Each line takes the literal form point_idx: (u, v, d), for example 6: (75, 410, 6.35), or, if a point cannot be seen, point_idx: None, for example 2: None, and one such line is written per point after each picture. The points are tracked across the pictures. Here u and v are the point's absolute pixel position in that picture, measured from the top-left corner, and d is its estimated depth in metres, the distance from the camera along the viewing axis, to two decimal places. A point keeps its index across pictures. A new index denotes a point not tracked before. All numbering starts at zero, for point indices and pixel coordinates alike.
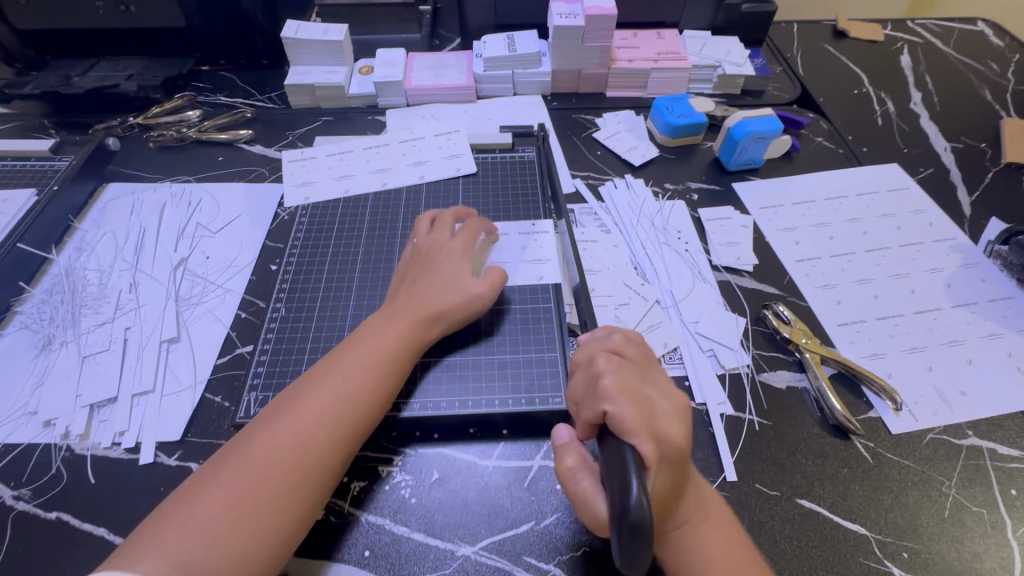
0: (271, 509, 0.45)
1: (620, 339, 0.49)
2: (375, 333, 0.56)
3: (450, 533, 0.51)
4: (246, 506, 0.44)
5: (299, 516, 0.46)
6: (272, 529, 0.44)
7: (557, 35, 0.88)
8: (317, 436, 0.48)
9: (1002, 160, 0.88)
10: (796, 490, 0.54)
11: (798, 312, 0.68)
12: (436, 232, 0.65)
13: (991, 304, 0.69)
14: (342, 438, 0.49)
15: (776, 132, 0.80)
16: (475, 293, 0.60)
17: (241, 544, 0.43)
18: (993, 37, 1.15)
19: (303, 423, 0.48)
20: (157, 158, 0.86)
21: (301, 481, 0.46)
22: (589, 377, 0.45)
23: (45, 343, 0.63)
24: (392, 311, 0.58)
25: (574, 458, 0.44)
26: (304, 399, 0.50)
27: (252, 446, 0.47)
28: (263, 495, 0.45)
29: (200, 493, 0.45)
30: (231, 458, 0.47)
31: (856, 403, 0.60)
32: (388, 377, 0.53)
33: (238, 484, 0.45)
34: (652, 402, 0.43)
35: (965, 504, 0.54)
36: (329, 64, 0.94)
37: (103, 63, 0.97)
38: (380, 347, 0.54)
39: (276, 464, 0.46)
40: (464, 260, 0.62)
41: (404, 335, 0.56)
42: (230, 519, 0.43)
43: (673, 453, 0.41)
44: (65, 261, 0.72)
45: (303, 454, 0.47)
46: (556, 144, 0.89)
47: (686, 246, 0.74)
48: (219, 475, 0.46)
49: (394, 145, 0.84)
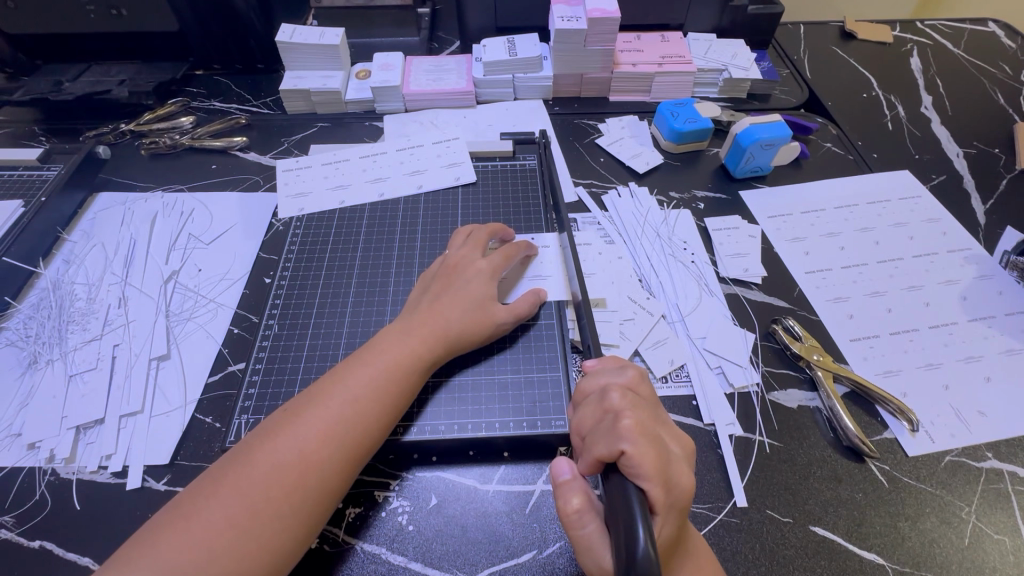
0: (267, 530, 0.42)
1: (634, 375, 0.47)
2: (389, 348, 0.53)
3: (449, 563, 0.49)
4: (243, 524, 0.42)
5: (294, 538, 0.43)
6: (267, 550, 0.42)
7: (558, 39, 0.86)
8: (321, 455, 0.46)
9: (1016, 167, 0.86)
10: (809, 516, 0.52)
11: (809, 327, 0.66)
12: (469, 248, 0.63)
13: (1008, 318, 0.66)
14: (346, 458, 0.47)
15: (784, 139, 0.77)
16: (500, 322, 0.59)
17: (234, 564, 0.41)
18: (1005, 39, 1.12)
19: (308, 440, 0.46)
20: (148, 166, 0.84)
21: (301, 501, 0.44)
22: (601, 412, 0.43)
23: (31, 361, 0.61)
24: (410, 325, 0.56)
25: (581, 500, 0.41)
26: (312, 413, 0.48)
27: (253, 460, 0.45)
28: (260, 514, 0.43)
29: (197, 506, 0.43)
30: (232, 470, 0.45)
31: (870, 423, 0.58)
32: (399, 397, 0.51)
33: (235, 501, 0.43)
34: (666, 445, 0.41)
35: (986, 531, 0.52)
36: (325, 69, 0.92)
37: (94, 68, 0.95)
38: (393, 364, 0.52)
39: (275, 481, 0.44)
40: (492, 283, 0.60)
41: (419, 352, 0.54)
42: (225, 536, 0.41)
43: (681, 501, 0.39)
44: (53, 274, 0.70)
45: (306, 472, 0.45)
46: (558, 151, 0.87)
47: (693, 258, 0.72)
48: (218, 487, 0.44)
49: (392, 152, 0.82)
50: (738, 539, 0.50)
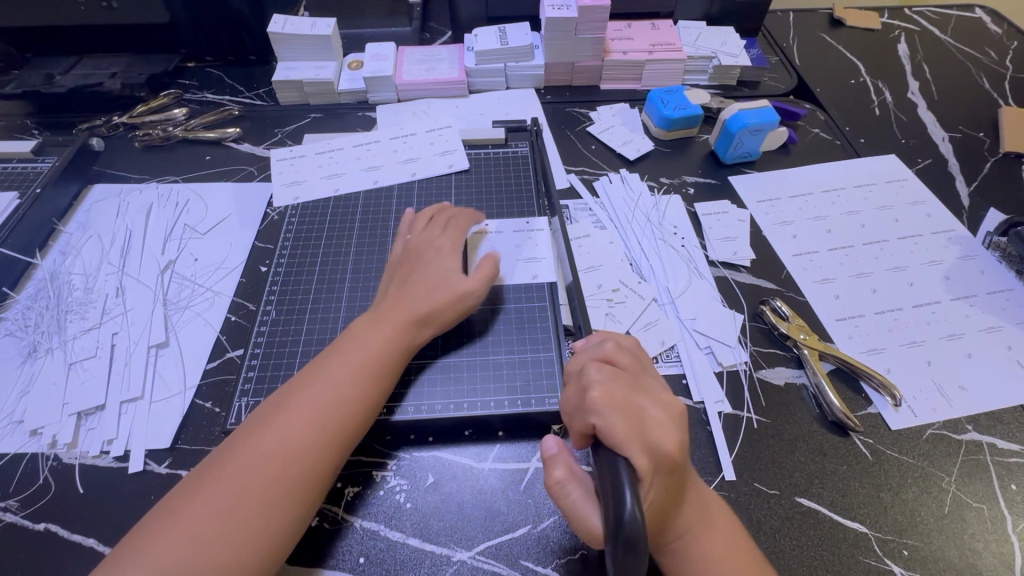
0: (260, 517, 0.44)
1: (613, 347, 0.48)
2: (363, 336, 0.55)
3: (446, 538, 0.50)
4: (237, 514, 0.43)
5: (290, 521, 0.45)
6: (265, 535, 0.43)
7: (550, 27, 0.86)
8: (306, 442, 0.47)
9: (1000, 150, 0.87)
10: (795, 489, 0.54)
11: (796, 307, 0.67)
12: (425, 232, 0.64)
13: (990, 297, 0.68)
14: (332, 443, 0.48)
15: (772, 124, 0.79)
16: (464, 290, 0.59)
17: (232, 550, 0.42)
18: (991, 24, 1.13)
19: (291, 430, 0.47)
20: (143, 158, 0.84)
21: (291, 486, 0.46)
22: (579, 389, 0.45)
23: (31, 350, 0.62)
24: (381, 313, 0.57)
25: (563, 470, 0.43)
26: (291, 404, 0.49)
27: (239, 455, 0.46)
28: (252, 502, 0.44)
29: (188, 503, 0.44)
30: (220, 465, 0.46)
31: (854, 399, 0.60)
32: (376, 379, 0.52)
33: (226, 493, 0.44)
34: (643, 411, 0.42)
35: (965, 500, 0.53)
36: (317, 59, 0.92)
37: (86, 61, 0.95)
38: (367, 349, 0.53)
39: (263, 471, 0.45)
40: (453, 260, 0.61)
41: (390, 335, 0.55)
42: (219, 526, 0.42)
43: (665, 464, 0.40)
44: (50, 265, 0.70)
45: (292, 458, 0.46)
46: (550, 139, 0.87)
47: (683, 242, 0.73)
48: (207, 483, 0.45)
49: (385, 141, 0.83)
50: None
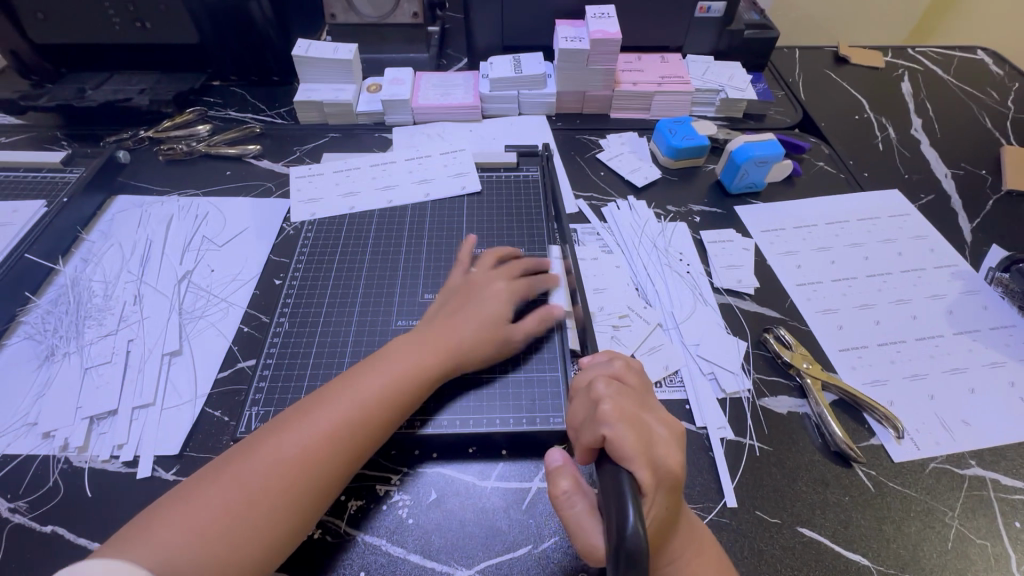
0: (262, 518, 0.44)
1: (622, 366, 0.50)
2: (402, 358, 0.56)
3: (447, 555, 0.51)
4: (239, 512, 0.44)
5: (286, 531, 0.45)
6: (262, 539, 0.44)
7: (562, 58, 0.90)
8: (322, 452, 0.48)
9: (1002, 188, 0.89)
10: (796, 518, 0.54)
11: (800, 336, 0.68)
12: (491, 272, 0.65)
13: (993, 332, 0.69)
14: (346, 456, 0.49)
15: (777, 156, 0.81)
16: (513, 339, 0.61)
17: (227, 548, 0.42)
18: (993, 66, 1.16)
19: (311, 436, 0.48)
20: (166, 171, 0.87)
21: (296, 494, 0.46)
22: (590, 402, 0.46)
23: (48, 354, 0.64)
24: (423, 337, 0.58)
25: (569, 482, 0.44)
26: (315, 412, 0.50)
27: (257, 452, 0.47)
28: (257, 504, 0.45)
29: (197, 494, 0.45)
30: (234, 461, 0.47)
31: (857, 430, 0.60)
32: (401, 408, 0.53)
33: (235, 490, 0.45)
34: (650, 428, 0.43)
35: (968, 535, 0.53)
36: (337, 81, 0.96)
37: (116, 77, 0.99)
38: (402, 373, 0.54)
39: (275, 473, 0.46)
40: (510, 304, 0.63)
41: (430, 364, 0.56)
42: (221, 522, 0.43)
43: (669, 480, 0.41)
44: (71, 271, 0.72)
45: (303, 468, 0.47)
46: (560, 164, 0.90)
47: (688, 268, 0.75)
48: (220, 476, 0.46)
49: (401, 162, 0.85)
50: (727, 539, 0.52)
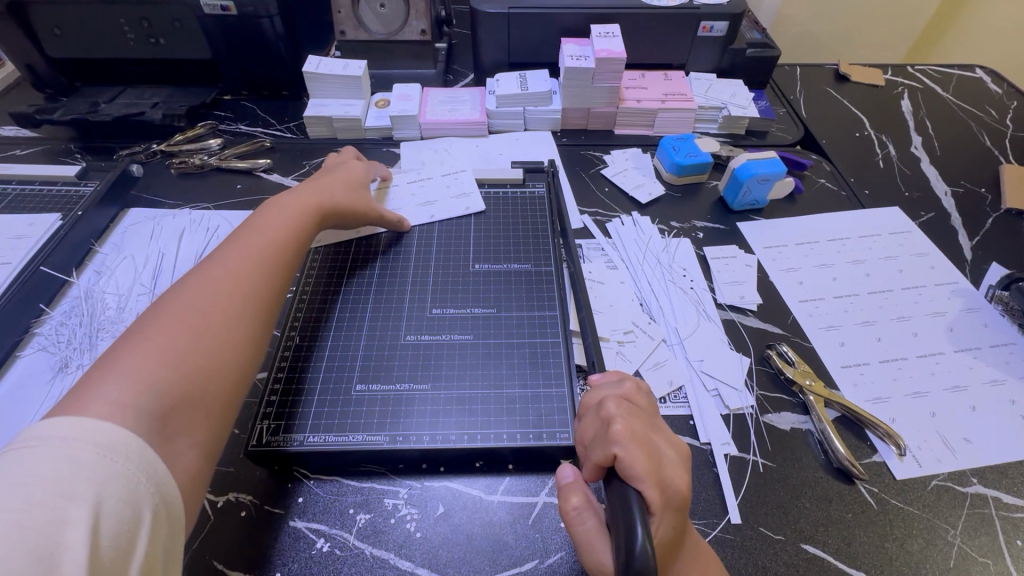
0: (216, 350, 0.48)
1: (632, 387, 0.50)
2: (280, 237, 0.61)
3: (454, 569, 0.51)
4: (197, 352, 0.46)
5: (241, 364, 0.49)
6: (219, 371, 0.47)
7: (568, 76, 0.92)
8: (241, 301, 0.52)
9: (1002, 206, 0.90)
10: (800, 535, 0.54)
11: (802, 353, 0.69)
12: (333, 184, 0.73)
13: (993, 350, 0.70)
14: (258, 310, 0.54)
15: (779, 174, 0.82)
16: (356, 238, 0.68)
17: (193, 371, 0.45)
18: (991, 84, 1.18)
19: (231, 289, 0.53)
20: (177, 184, 0.89)
21: (242, 324, 0.51)
22: (600, 420, 0.46)
23: (62, 365, 0.65)
24: (297, 226, 0.64)
25: (580, 499, 0.44)
26: (214, 271, 0.54)
27: (197, 302, 0.50)
28: (210, 337, 0.48)
29: (139, 343, 0.44)
30: (170, 309, 0.48)
31: (859, 447, 0.61)
32: (285, 270, 0.59)
33: (185, 327, 0.47)
34: (659, 449, 0.44)
35: (971, 553, 0.54)
36: (346, 97, 0.97)
37: (130, 91, 1.01)
38: (276, 249, 0.60)
39: (216, 314, 0.50)
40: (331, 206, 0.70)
41: (296, 245, 0.63)
42: (183, 352, 0.45)
43: (677, 501, 0.42)
44: (85, 284, 0.74)
45: (233, 305, 0.52)
46: (565, 179, 0.91)
47: (692, 284, 0.76)
48: (161, 320, 0.47)
49: (403, 184, 0.86)
50: (731, 554, 0.52)
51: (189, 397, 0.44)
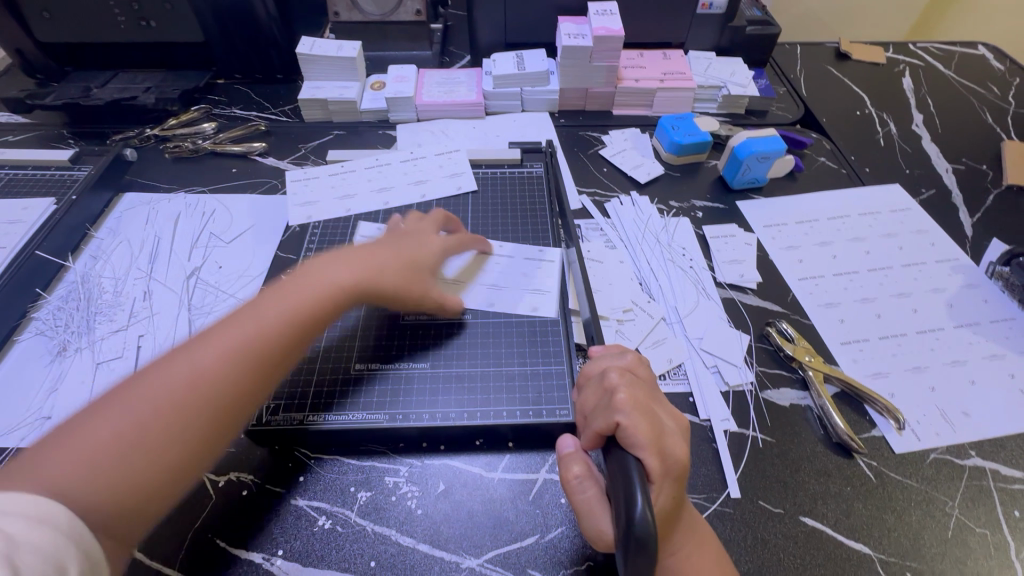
0: (163, 443, 0.41)
1: (634, 359, 0.50)
2: (303, 287, 0.53)
3: (455, 545, 0.52)
4: (147, 438, 0.41)
5: (198, 452, 0.43)
6: (163, 471, 0.41)
7: (565, 55, 0.90)
8: (223, 375, 0.45)
9: (1003, 182, 0.89)
10: (799, 508, 0.54)
11: (802, 330, 0.69)
12: (425, 222, 0.68)
13: (993, 325, 0.69)
14: (236, 393, 0.45)
15: (780, 152, 0.81)
16: (428, 291, 0.62)
17: (126, 472, 0.39)
18: (994, 61, 1.17)
19: (217, 359, 0.45)
20: (172, 169, 0.88)
21: (208, 414, 0.44)
22: (602, 390, 0.46)
23: (60, 349, 0.64)
24: (340, 263, 0.57)
25: (581, 468, 0.45)
26: (210, 340, 0.47)
27: (165, 373, 0.44)
28: (162, 426, 0.41)
29: (87, 416, 0.40)
30: (138, 383, 0.43)
31: (858, 421, 0.61)
32: (299, 326, 0.51)
33: (137, 413, 0.41)
34: (660, 418, 0.44)
35: (968, 524, 0.54)
36: (341, 79, 0.96)
37: (122, 75, 0.99)
38: (296, 304, 0.51)
39: (181, 394, 0.43)
40: (439, 249, 0.65)
41: (330, 292, 0.54)
42: (127, 442, 0.40)
43: (677, 470, 0.42)
44: (81, 268, 0.73)
45: (211, 378, 0.44)
46: (563, 160, 0.91)
47: (691, 263, 0.75)
48: (121, 397, 0.42)
49: (396, 164, 0.85)
50: (731, 528, 0.53)
51: (127, 489, 0.39)
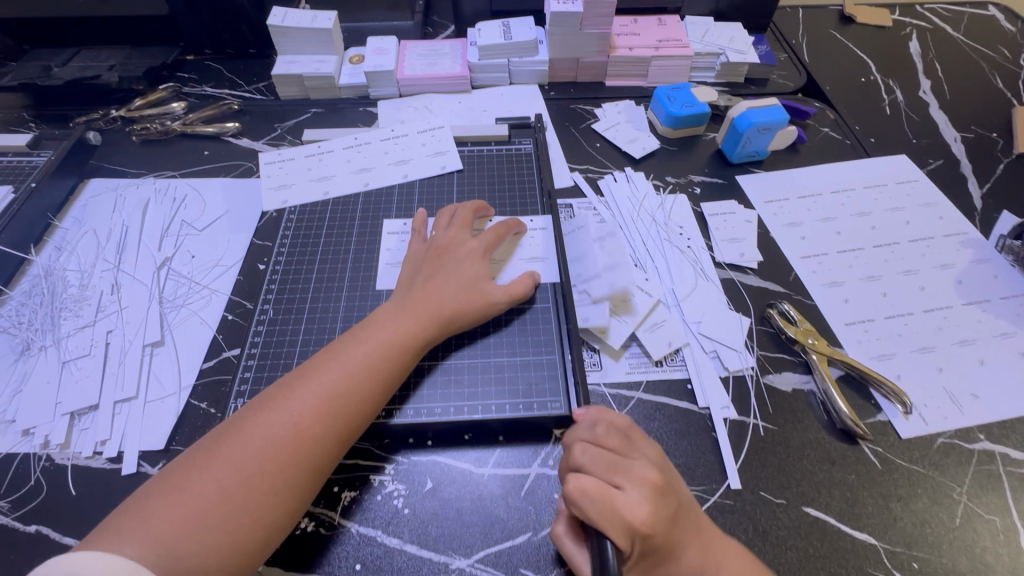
0: (257, 506, 0.43)
1: None
2: (380, 330, 0.54)
3: (444, 545, 0.49)
4: (240, 501, 0.43)
5: (288, 512, 0.44)
6: (255, 531, 0.43)
7: (554, 22, 0.85)
8: (314, 432, 0.46)
9: (1014, 151, 0.85)
10: (801, 498, 0.52)
11: (804, 310, 0.66)
12: (456, 229, 0.64)
13: (1003, 301, 0.67)
14: (327, 447, 0.47)
15: (782, 123, 0.77)
16: (493, 299, 0.59)
17: (222, 534, 0.41)
18: (1005, 22, 1.11)
19: (301, 416, 0.47)
20: (140, 153, 0.83)
21: (297, 474, 0.45)
22: None
23: (24, 348, 0.61)
24: (404, 305, 0.56)
25: (556, 492, 0.43)
26: (291, 395, 0.48)
27: (247, 434, 0.46)
28: (253, 488, 0.43)
29: (187, 478, 0.43)
30: (225, 445, 0.45)
31: (863, 406, 0.58)
32: (380, 373, 0.51)
33: (228, 475, 0.43)
34: None
35: (976, 511, 0.52)
36: (318, 53, 0.91)
37: (83, 53, 0.93)
38: (372, 351, 0.52)
39: (270, 453, 0.45)
40: (478, 262, 0.61)
41: (412, 332, 0.54)
42: (219, 508, 0.42)
43: None
44: (45, 261, 0.69)
45: (298, 440, 0.46)
46: (554, 136, 0.86)
47: (689, 243, 0.72)
48: (210, 461, 0.44)
49: (376, 143, 0.81)
50: (731, 520, 0.51)
51: (223, 551, 0.41)
